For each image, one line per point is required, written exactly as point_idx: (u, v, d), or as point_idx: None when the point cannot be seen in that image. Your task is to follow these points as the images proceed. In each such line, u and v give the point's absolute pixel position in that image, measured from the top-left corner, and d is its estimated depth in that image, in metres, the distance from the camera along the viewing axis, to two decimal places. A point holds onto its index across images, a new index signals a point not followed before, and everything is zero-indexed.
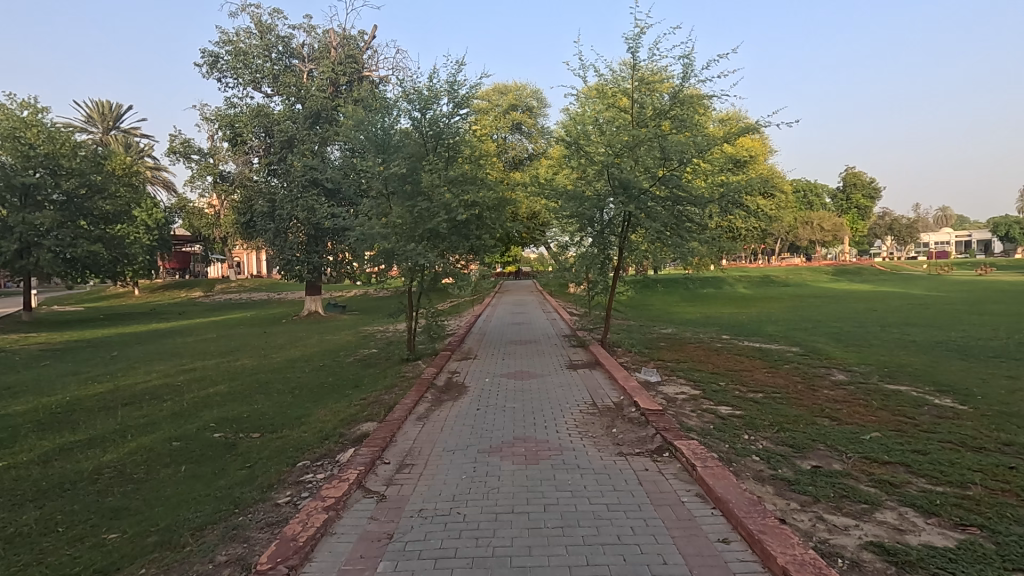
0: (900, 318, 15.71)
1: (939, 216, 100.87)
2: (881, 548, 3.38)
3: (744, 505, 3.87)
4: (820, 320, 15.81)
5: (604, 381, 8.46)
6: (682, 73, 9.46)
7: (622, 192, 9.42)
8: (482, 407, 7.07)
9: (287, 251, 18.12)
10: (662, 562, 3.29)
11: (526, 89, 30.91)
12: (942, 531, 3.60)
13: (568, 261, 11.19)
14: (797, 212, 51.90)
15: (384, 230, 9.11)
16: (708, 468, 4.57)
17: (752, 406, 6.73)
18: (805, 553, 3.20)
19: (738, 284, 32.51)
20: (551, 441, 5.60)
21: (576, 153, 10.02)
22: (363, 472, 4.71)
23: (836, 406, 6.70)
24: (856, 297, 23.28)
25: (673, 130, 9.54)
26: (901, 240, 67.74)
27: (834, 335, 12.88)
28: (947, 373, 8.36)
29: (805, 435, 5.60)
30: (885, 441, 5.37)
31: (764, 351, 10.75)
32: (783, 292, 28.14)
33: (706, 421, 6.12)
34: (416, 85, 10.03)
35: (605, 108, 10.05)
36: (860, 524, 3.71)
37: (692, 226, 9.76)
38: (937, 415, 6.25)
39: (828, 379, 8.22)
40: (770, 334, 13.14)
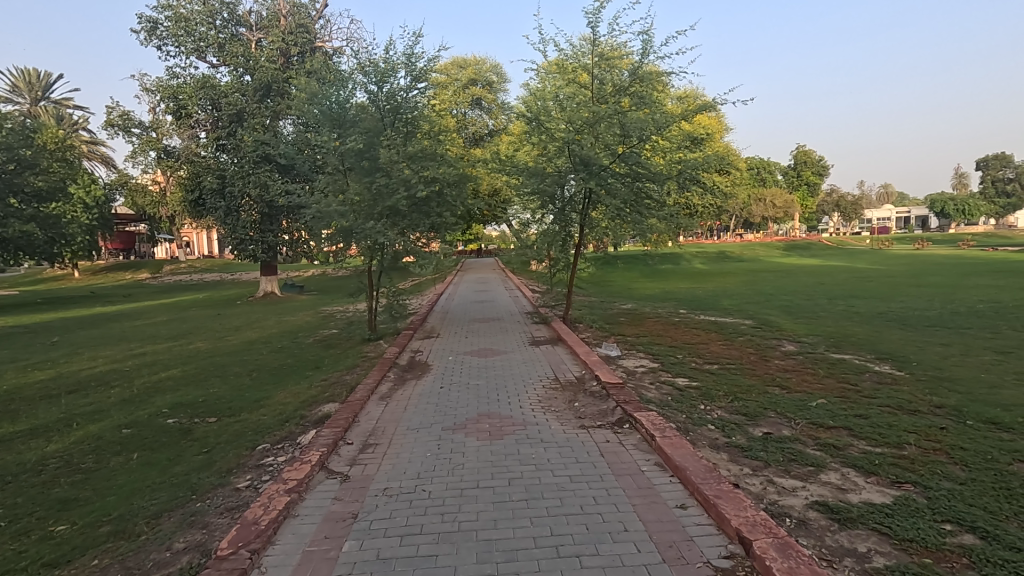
0: (845, 291, 16.49)
1: (883, 193, 105.60)
2: (825, 507, 3.60)
3: (700, 472, 4.02)
4: (772, 293, 16.42)
5: (567, 356, 8.59)
6: (642, 50, 9.48)
7: (583, 169, 9.48)
8: (445, 385, 7.08)
9: (239, 230, 17.39)
10: (622, 529, 3.40)
11: (485, 63, 30.36)
12: (879, 489, 3.86)
13: (530, 239, 11.18)
14: (750, 190, 53.41)
15: (342, 207, 9.00)
16: (665, 437, 4.72)
17: (708, 377, 6.99)
18: (756, 515, 3.37)
19: (695, 260, 33.28)
20: (515, 416, 5.67)
21: (537, 129, 9.98)
22: (325, 453, 4.67)
23: (786, 375, 7.05)
24: (805, 272, 24.18)
25: (633, 107, 9.59)
26: (848, 216, 70.64)
27: (785, 307, 13.42)
28: (888, 342, 8.87)
29: (757, 404, 5.86)
30: (829, 407, 5.68)
31: (720, 325, 11.12)
32: (738, 267, 29.02)
33: (664, 393, 6.33)
34: (372, 56, 9.71)
35: (565, 84, 10.02)
36: (806, 485, 3.93)
37: (651, 203, 9.89)
38: (877, 381, 6.63)
39: (779, 349, 8.59)
40: (725, 308, 13.59)
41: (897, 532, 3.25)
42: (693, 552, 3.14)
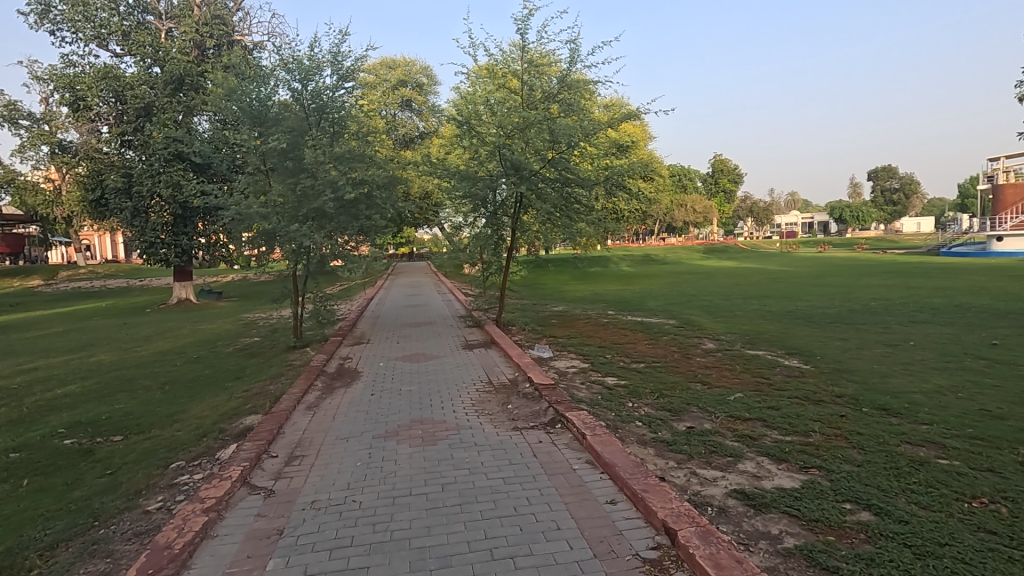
0: (759, 292, 17.63)
1: (790, 200, 113.94)
2: (742, 494, 3.83)
3: (628, 467, 4.17)
4: (693, 294, 17.25)
5: (500, 359, 8.63)
6: (569, 58, 9.72)
7: (514, 173, 9.57)
8: (376, 392, 6.91)
9: (148, 233, 16.11)
10: (555, 528, 3.46)
11: (415, 65, 30.03)
12: (789, 474, 4.16)
13: (462, 243, 11.16)
14: (673, 196, 56.06)
15: (263, 209, 8.53)
16: (596, 436, 4.84)
17: (636, 376, 7.25)
18: (680, 506, 3.53)
19: (623, 263, 34.44)
20: (448, 421, 5.63)
21: (468, 132, 10.03)
22: (247, 468, 4.43)
23: (706, 371, 7.45)
24: (724, 274, 25.64)
25: (562, 114, 9.78)
26: (760, 221, 75.67)
27: (706, 307, 14.19)
28: (795, 338, 9.58)
29: (680, 399, 6.15)
30: (745, 400, 6.05)
31: (647, 325, 11.58)
32: (662, 269, 30.35)
33: (594, 392, 6.50)
34: (296, 53, 9.35)
35: (496, 89, 10.17)
36: (725, 474, 4.17)
37: (580, 208, 10.11)
38: (787, 374, 7.14)
39: (700, 347, 9.05)
40: (651, 309, 14.16)
41: (805, 513, 3.52)
42: (622, 545, 3.25)
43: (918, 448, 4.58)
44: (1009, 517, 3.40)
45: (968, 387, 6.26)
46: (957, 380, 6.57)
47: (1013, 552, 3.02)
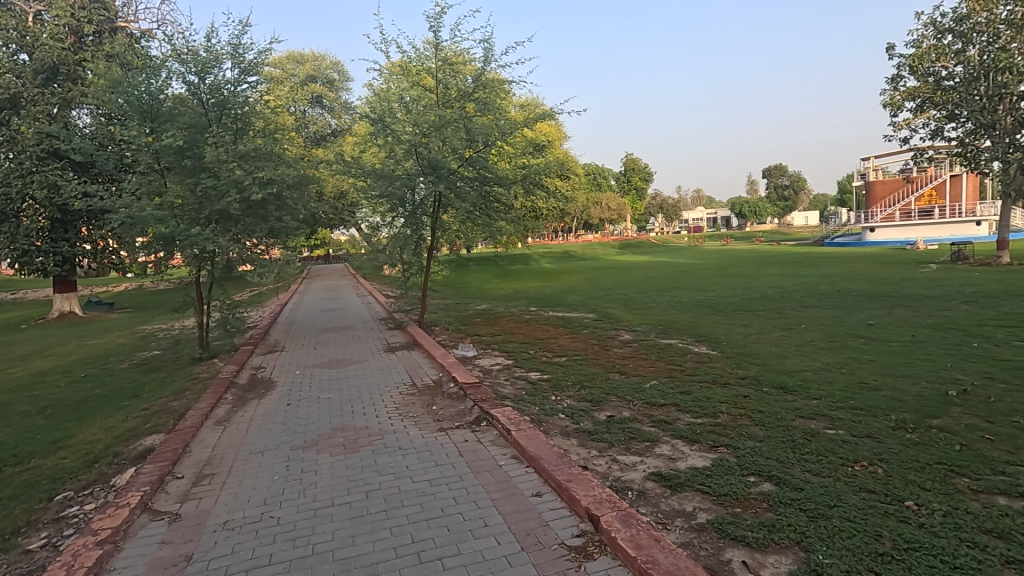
0: (670, 284, 18.62)
1: (696, 197, 121.31)
2: (659, 476, 4.04)
3: (552, 459, 4.27)
4: (610, 288, 17.93)
5: (423, 360, 8.52)
6: (483, 57, 9.76)
7: (431, 172, 9.45)
8: (293, 401, 6.60)
9: (20, 239, 14.27)
10: (483, 525, 3.48)
11: (325, 60, 28.97)
12: (701, 454, 4.44)
13: (381, 243, 10.91)
14: (589, 193, 57.93)
15: (159, 212, 7.84)
16: (520, 431, 4.91)
17: (558, 369, 7.44)
18: (602, 493, 3.67)
19: (543, 260, 35.16)
20: (371, 427, 5.49)
21: (382, 131, 9.81)
22: (149, 493, 4.08)
23: (624, 361, 7.77)
24: (638, 268, 26.83)
25: (477, 113, 9.79)
26: (669, 217, 79.92)
27: (622, 300, 14.80)
28: (703, 326, 10.22)
29: (600, 390, 6.38)
30: (660, 387, 6.38)
31: (567, 319, 11.91)
32: (581, 265, 31.29)
33: (518, 387, 6.60)
34: (190, 43, 8.69)
35: (410, 86, 10.04)
36: (644, 459, 4.38)
37: (499, 207, 10.20)
38: (697, 360, 7.61)
39: (618, 339, 9.43)
40: (571, 304, 14.58)
41: (715, 489, 3.78)
42: (548, 536, 3.33)
43: (810, 421, 5.04)
44: (884, 476, 3.83)
45: (850, 363, 6.98)
46: (841, 358, 7.31)
47: (887, 506, 3.41)
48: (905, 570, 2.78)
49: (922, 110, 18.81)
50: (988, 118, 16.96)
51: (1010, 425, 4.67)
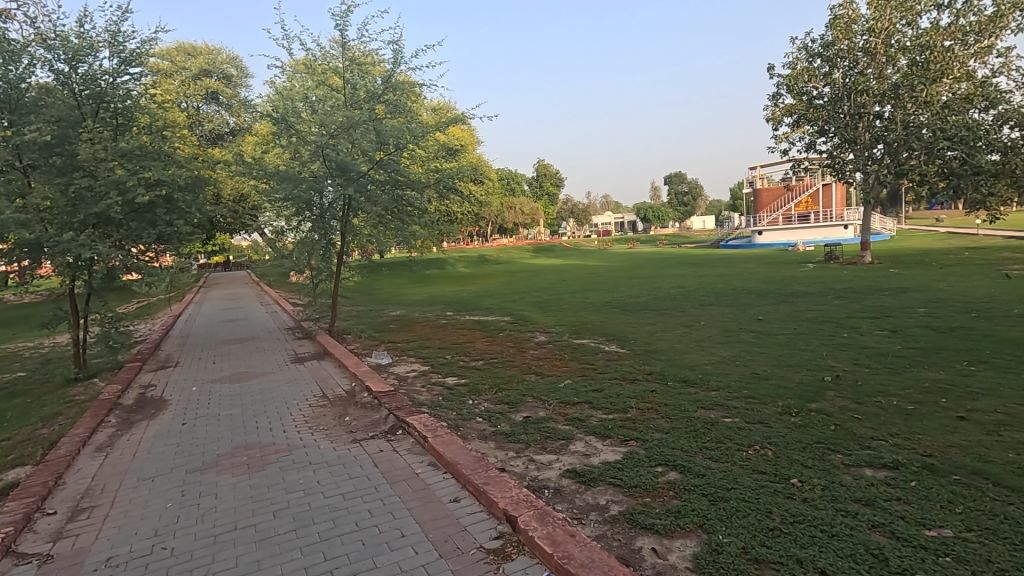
0: (582, 286, 19.23)
1: (604, 202, 126.46)
2: (574, 472, 4.16)
3: (470, 463, 4.25)
4: (525, 291, 18.24)
5: (334, 370, 8.19)
6: (393, 59, 9.59)
7: (340, 175, 9.10)
8: (189, 420, 6.08)
9: None
10: (400, 535, 3.41)
11: (220, 54, 27.09)
12: (613, 448, 4.63)
13: (287, 248, 10.40)
14: (502, 198, 58.56)
15: (22, 216, 6.93)
16: (437, 437, 4.86)
17: (474, 373, 7.44)
18: (519, 493, 3.71)
19: (459, 264, 35.10)
20: (278, 442, 5.19)
21: (285, 131, 9.42)
22: (11, 535, 3.59)
23: (539, 362, 7.92)
24: (551, 271, 27.49)
25: (388, 115, 9.58)
26: (580, 222, 82.68)
27: (537, 303, 15.09)
28: (614, 326, 10.66)
29: (517, 392, 6.46)
30: (574, 386, 6.58)
31: (484, 323, 11.95)
32: (496, 269, 31.55)
33: (435, 393, 6.52)
34: (57, 27, 7.80)
35: (315, 85, 9.65)
36: (559, 457, 4.49)
37: (412, 211, 10.00)
38: (608, 359, 7.93)
39: (533, 341, 9.59)
40: (487, 307, 14.65)
41: (626, 481, 3.95)
42: (467, 540, 3.32)
43: (710, 411, 5.42)
44: (773, 458, 4.19)
45: (743, 355, 7.59)
46: (736, 350, 7.93)
47: (776, 485, 3.74)
48: (792, 542, 3.05)
49: (799, 125, 20.84)
50: (851, 134, 19.15)
51: (874, 405, 5.29)
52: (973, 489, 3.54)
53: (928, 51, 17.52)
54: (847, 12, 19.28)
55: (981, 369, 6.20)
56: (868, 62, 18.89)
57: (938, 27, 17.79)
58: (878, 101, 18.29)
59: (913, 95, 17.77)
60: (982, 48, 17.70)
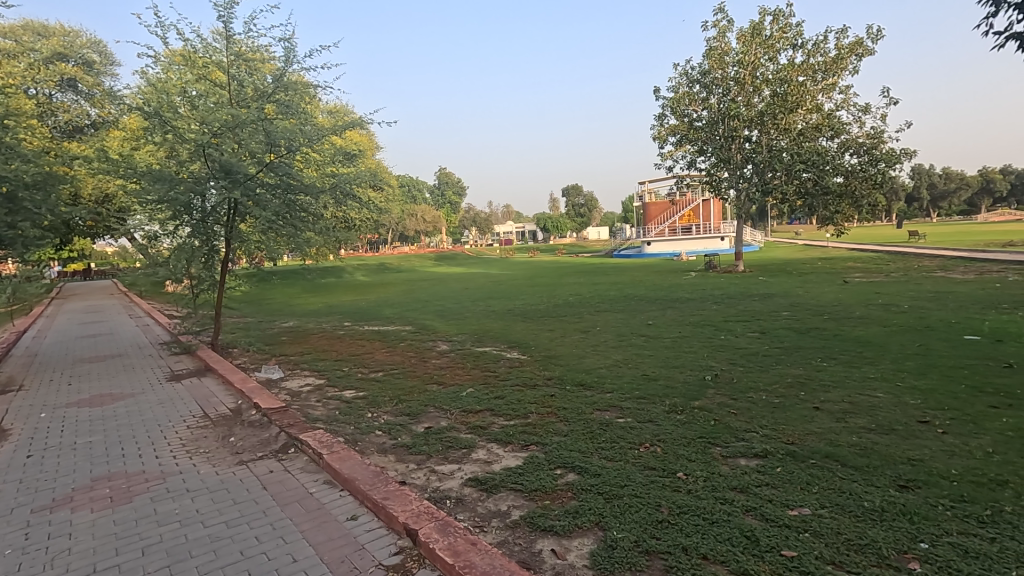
0: (484, 294, 19.41)
1: (505, 212, 128.46)
2: (476, 481, 4.16)
3: (368, 479, 4.10)
4: (427, 300, 18.05)
5: (217, 387, 7.54)
6: (284, 57, 9.13)
7: (224, 176, 8.40)
8: (36, 451, 5.29)
9: None
10: (291, 561, 3.21)
11: (79, 37, 24.18)
12: (514, 454, 4.70)
13: (161, 256, 9.45)
14: (403, 206, 57.61)
15: None
16: (333, 453, 4.64)
17: (374, 385, 7.21)
18: (420, 505, 3.64)
19: (357, 273, 33.96)
20: (150, 470, 4.67)
21: (159, 127, 8.55)
22: None
23: (442, 372, 7.86)
24: (453, 279, 27.48)
25: (278, 116, 9.06)
26: (482, 231, 83.37)
27: (439, 311, 14.98)
28: (515, 333, 10.85)
29: (418, 402, 6.36)
30: (476, 394, 6.59)
31: (383, 333, 11.65)
32: (397, 277, 30.87)
33: (331, 408, 6.24)
34: None
35: (196, 79, 8.93)
36: (461, 466, 4.48)
37: (306, 216, 9.45)
38: (509, 365, 8.05)
39: (435, 350, 9.51)
40: (387, 317, 14.30)
41: (527, 485, 4.02)
42: (364, 559, 3.20)
43: (605, 412, 5.68)
44: (662, 454, 4.48)
45: (635, 358, 8.05)
46: (628, 354, 8.39)
47: (664, 479, 4.00)
48: (679, 532, 3.27)
49: (681, 145, 22.60)
50: (725, 154, 21.12)
51: (747, 400, 5.84)
52: (825, 470, 4.02)
53: (786, 84, 19.82)
54: (720, 45, 21.34)
55: (831, 364, 7.09)
56: (738, 91, 20.98)
57: (794, 64, 20.21)
58: (746, 125, 20.36)
59: (775, 122, 20.03)
60: (828, 84, 20.37)
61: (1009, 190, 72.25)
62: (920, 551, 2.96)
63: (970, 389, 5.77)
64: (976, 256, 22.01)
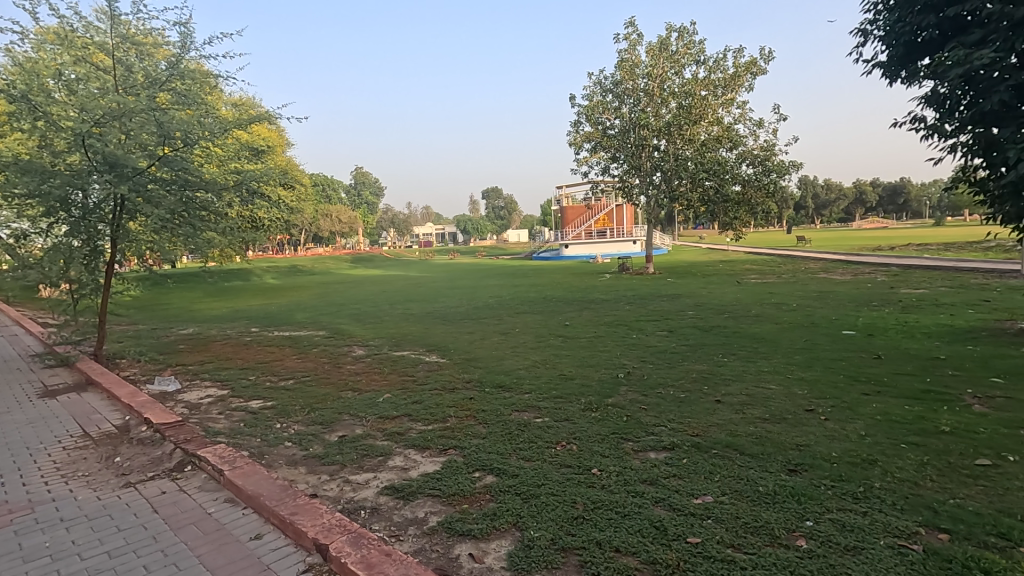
0: (402, 296, 19.03)
1: (424, 214, 127.00)
2: (392, 489, 4.05)
3: (275, 494, 3.87)
4: (343, 303, 17.41)
5: (101, 402, 6.82)
6: (180, 42, 8.45)
7: (109, 170, 7.63)
8: None
9: None
10: None
11: None
12: (432, 459, 4.62)
13: (32, 256, 8.41)
14: (317, 206, 55.36)
15: None
16: (235, 468, 4.34)
17: (283, 394, 6.83)
18: (331, 518, 3.48)
19: (266, 275, 32.11)
20: (15, 500, 4.12)
21: (28, 112, 7.58)
22: None
23: (357, 378, 7.59)
24: (371, 282, 26.75)
25: (172, 105, 8.33)
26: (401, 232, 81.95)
27: (355, 315, 14.48)
28: (434, 336, 10.71)
29: (332, 410, 6.09)
30: (393, 399, 6.43)
31: (294, 338, 11.08)
32: (310, 280, 29.53)
33: (235, 420, 5.83)
34: None
35: (73, 61, 8.02)
36: (377, 474, 4.34)
37: (207, 215, 8.79)
38: (427, 369, 7.92)
39: (350, 355, 9.17)
40: (299, 321, 13.62)
41: (445, 490, 3.97)
42: None
43: (523, 413, 5.74)
44: (577, 451, 4.60)
45: (552, 359, 8.22)
46: (546, 355, 8.55)
47: (579, 476, 4.10)
48: (593, 527, 3.36)
49: (596, 151, 23.43)
50: (636, 161, 22.15)
51: (656, 395, 6.13)
52: (725, 459, 4.30)
53: (691, 97, 21.15)
54: (631, 57, 22.37)
55: (731, 360, 7.63)
56: (648, 101, 22.09)
57: (697, 78, 21.57)
58: (656, 135, 21.48)
59: (681, 133, 21.30)
60: (728, 99, 21.93)
61: (877, 201, 81.42)
62: (806, 528, 3.24)
63: (847, 379, 6.42)
64: (852, 259, 24.56)
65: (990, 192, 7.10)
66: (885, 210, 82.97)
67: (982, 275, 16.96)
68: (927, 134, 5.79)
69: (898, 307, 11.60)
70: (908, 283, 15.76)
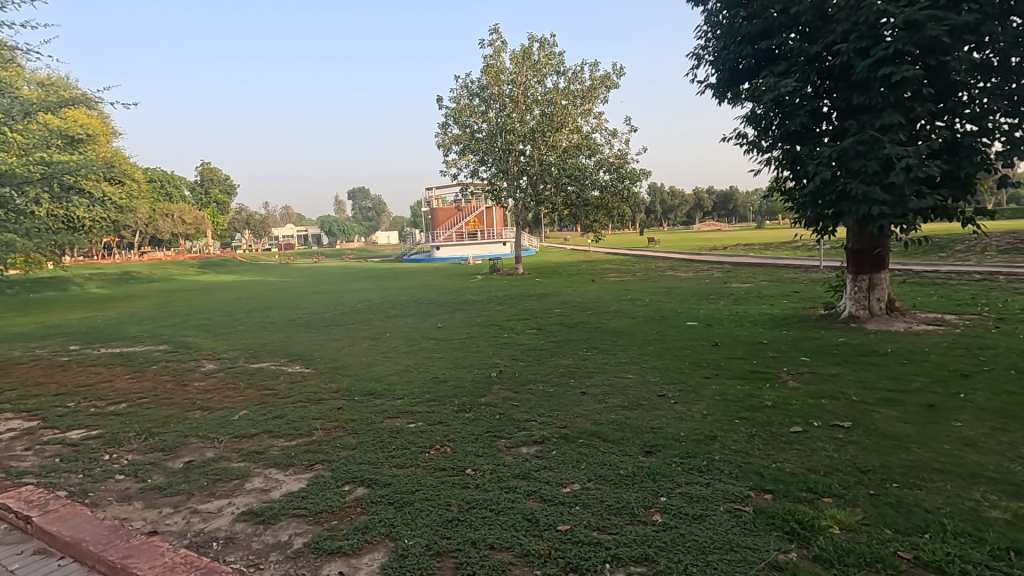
0: (259, 304, 17.55)
1: (284, 214, 118.47)
2: (250, 514, 3.71)
3: (102, 537, 3.34)
4: (188, 314, 15.58)
5: None
6: None
7: None
8: None
9: None
10: None
11: None
12: (296, 476, 4.31)
13: None
14: (153, 205, 49.08)
15: None
16: (49, 513, 3.67)
17: (113, 421, 5.92)
18: (174, 556, 3.09)
19: (89, 284, 27.70)
20: None
21: None
22: None
23: (206, 395, 6.83)
24: (222, 289, 24.28)
25: None
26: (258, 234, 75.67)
27: (203, 326, 13.03)
28: (297, 345, 10.02)
29: (176, 434, 5.42)
30: (250, 416, 5.89)
31: (127, 355, 9.67)
32: (147, 289, 26.01)
33: (48, 456, 4.93)
34: None
35: None
36: (231, 500, 3.94)
37: (3, 214, 7.32)
38: (290, 381, 7.37)
39: (198, 371, 8.23)
40: (133, 336, 11.93)
41: (311, 508, 3.72)
42: None
43: (395, 419, 5.59)
44: (451, 454, 4.58)
45: (425, 362, 8.11)
46: (418, 358, 8.41)
47: (453, 478, 4.09)
48: (468, 527, 3.37)
49: (464, 154, 23.63)
50: (503, 165, 22.73)
51: (527, 392, 6.32)
52: (591, 447, 4.57)
53: (552, 106, 22.27)
54: (496, 63, 22.91)
55: (593, 353, 8.13)
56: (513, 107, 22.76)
57: (558, 88, 22.73)
58: (521, 139, 22.24)
59: (544, 139, 22.32)
60: (586, 110, 23.38)
61: (712, 207, 92.22)
62: (661, 504, 3.54)
63: (691, 365, 7.17)
64: (693, 258, 27.51)
65: (795, 200, 8.43)
66: (718, 215, 94.25)
67: (792, 270, 20.00)
68: (750, 148, 6.69)
69: (730, 299, 13.22)
70: (737, 279, 18.05)
